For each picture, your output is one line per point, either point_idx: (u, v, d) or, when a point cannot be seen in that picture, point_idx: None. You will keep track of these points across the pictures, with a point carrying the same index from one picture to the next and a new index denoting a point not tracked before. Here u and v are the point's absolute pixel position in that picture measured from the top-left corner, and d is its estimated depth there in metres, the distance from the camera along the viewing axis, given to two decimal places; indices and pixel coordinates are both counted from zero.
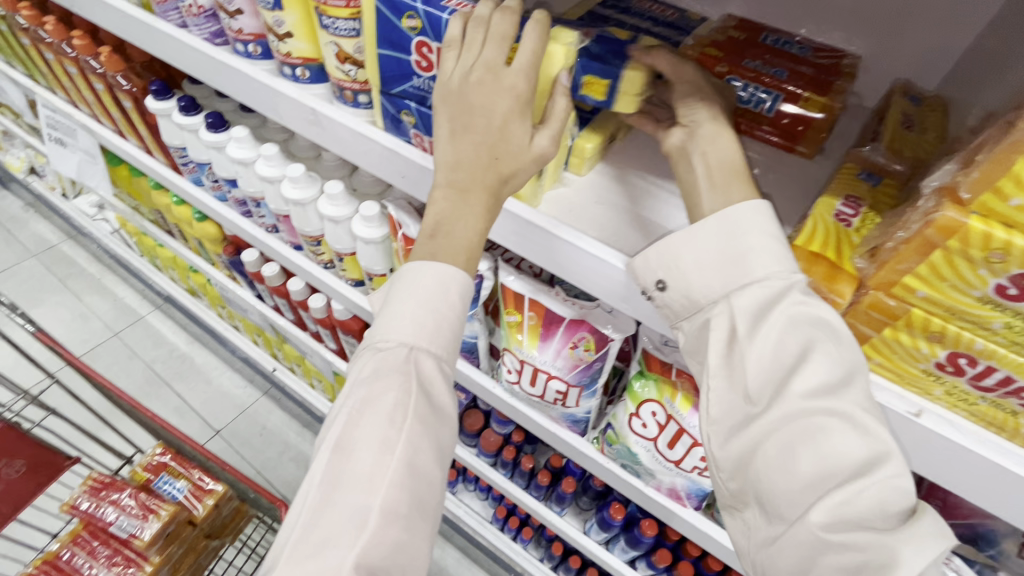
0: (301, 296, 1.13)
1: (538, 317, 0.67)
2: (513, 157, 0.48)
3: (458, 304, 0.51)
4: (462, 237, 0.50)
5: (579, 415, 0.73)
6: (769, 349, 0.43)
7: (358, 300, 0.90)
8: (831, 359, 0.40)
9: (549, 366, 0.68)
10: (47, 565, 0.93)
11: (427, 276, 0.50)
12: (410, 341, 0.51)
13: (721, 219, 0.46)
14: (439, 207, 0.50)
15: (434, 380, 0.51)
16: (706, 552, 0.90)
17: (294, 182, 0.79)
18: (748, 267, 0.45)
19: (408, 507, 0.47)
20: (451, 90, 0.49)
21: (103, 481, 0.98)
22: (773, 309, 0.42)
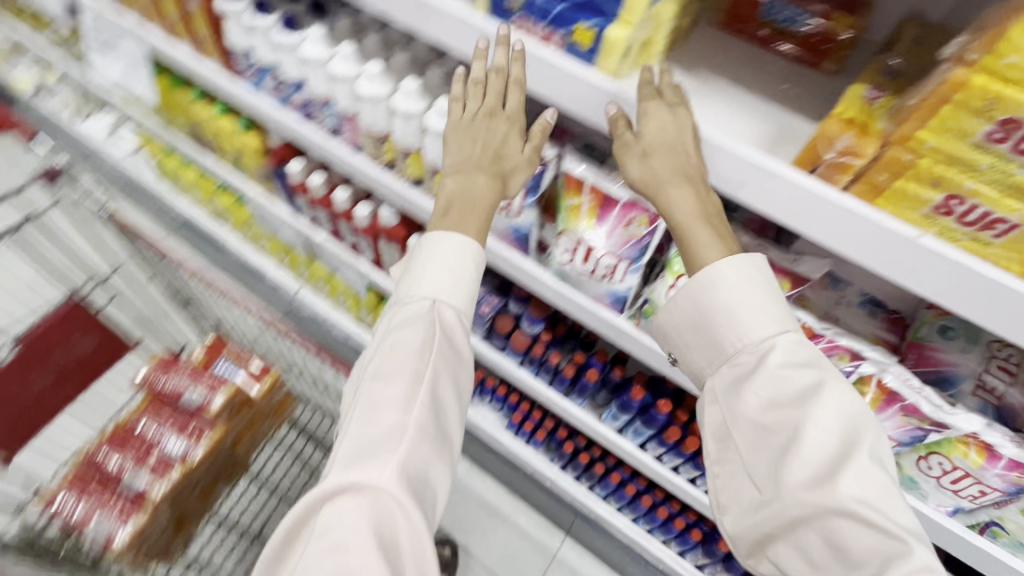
0: (346, 205, 1.22)
1: (596, 200, 0.79)
2: (511, 164, 0.77)
3: (473, 268, 0.72)
4: (477, 211, 0.75)
5: (620, 292, 0.84)
6: (768, 433, 0.64)
7: (416, 200, 0.96)
8: (815, 440, 0.60)
9: (603, 244, 0.80)
10: (121, 431, 1.03)
11: (448, 243, 0.72)
12: (433, 296, 0.71)
13: (700, 313, 0.69)
14: (451, 188, 0.76)
15: (452, 327, 0.71)
16: None
17: (371, 78, 0.89)
18: (727, 350, 0.68)
19: (432, 427, 0.66)
20: (463, 123, 0.77)
21: (171, 359, 1.09)
22: (751, 398, 0.65)
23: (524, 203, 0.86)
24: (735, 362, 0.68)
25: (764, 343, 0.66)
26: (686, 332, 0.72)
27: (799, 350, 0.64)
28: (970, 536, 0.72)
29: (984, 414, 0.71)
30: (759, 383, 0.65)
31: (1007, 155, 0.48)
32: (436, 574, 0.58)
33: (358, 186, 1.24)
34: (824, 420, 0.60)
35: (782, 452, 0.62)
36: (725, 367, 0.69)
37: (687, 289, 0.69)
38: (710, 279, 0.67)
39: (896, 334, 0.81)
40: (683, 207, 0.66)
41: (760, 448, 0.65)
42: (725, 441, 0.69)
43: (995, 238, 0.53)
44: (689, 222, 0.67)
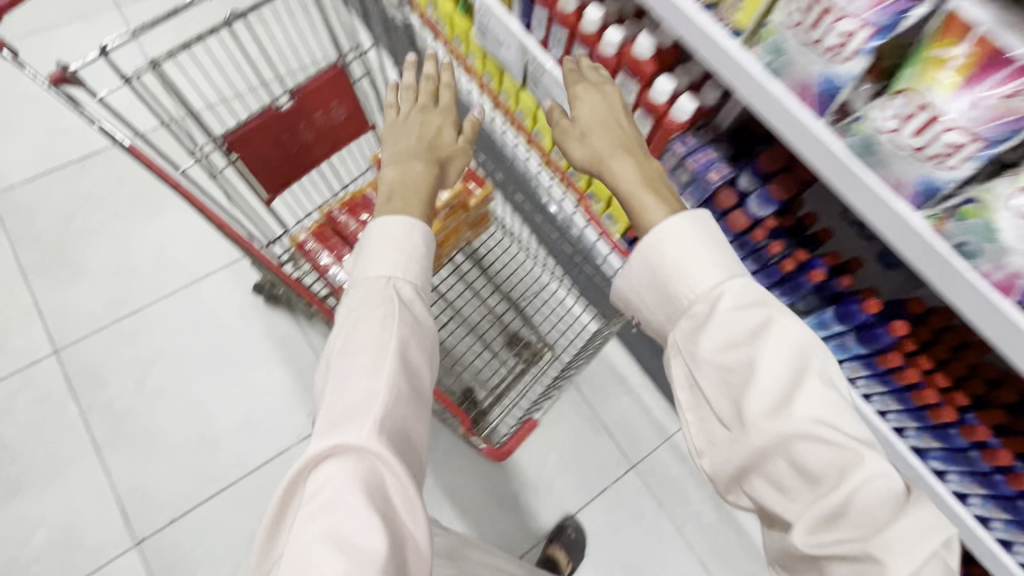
0: (594, 28, 1.12)
1: (980, 55, 0.63)
2: (445, 150, 1.09)
3: (420, 241, 0.91)
4: (409, 182, 1.01)
5: (939, 181, 0.71)
6: (729, 371, 0.73)
7: (702, 24, 0.81)
8: (771, 373, 0.69)
9: (960, 116, 0.66)
10: (359, 201, 1.17)
11: (392, 224, 0.92)
12: (389, 275, 0.87)
13: (659, 260, 0.81)
14: (392, 168, 1.04)
15: (409, 298, 0.87)
16: (938, 367, 0.95)
17: None
18: (682, 296, 0.80)
19: (401, 387, 0.78)
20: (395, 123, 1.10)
21: None
22: (703, 332, 0.75)
23: (865, 46, 0.71)
24: (691, 313, 0.78)
25: (715, 288, 0.76)
26: (649, 283, 0.84)
27: (743, 292, 0.75)
28: None
29: None
30: (714, 330, 0.74)
31: None
32: (419, 513, 0.70)
33: (613, 9, 1.13)
34: (773, 361, 0.70)
35: (744, 388, 0.72)
36: (683, 320, 0.79)
37: (637, 258, 0.84)
38: (658, 237, 0.82)
39: None
40: (629, 173, 0.96)
41: (725, 391, 0.74)
42: (694, 392, 0.79)
43: None
44: (634, 182, 0.96)
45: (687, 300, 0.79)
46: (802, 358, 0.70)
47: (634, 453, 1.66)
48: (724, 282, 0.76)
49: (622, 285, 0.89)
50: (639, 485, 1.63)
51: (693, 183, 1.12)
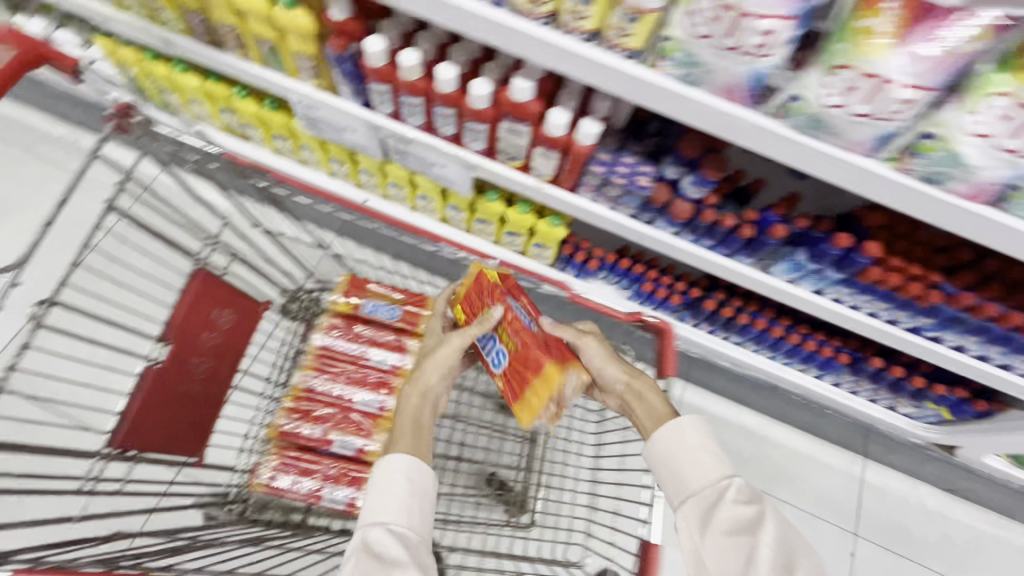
0: (451, 88, 0.99)
1: (905, 14, 0.60)
2: (440, 383, 0.85)
3: (397, 482, 0.73)
4: (410, 430, 0.78)
5: (890, 133, 0.70)
6: (733, 551, 0.72)
7: (602, 58, 0.76)
8: (752, 549, 0.71)
9: (904, 76, 0.63)
10: (301, 398, 0.93)
11: (387, 477, 0.74)
12: (367, 519, 0.71)
13: (664, 451, 0.82)
14: (408, 415, 0.81)
15: (380, 543, 0.69)
16: (912, 276, 1.00)
17: None
18: (691, 480, 0.79)
19: None
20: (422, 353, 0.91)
21: (343, 321, 0.98)
22: (707, 515, 0.76)
23: (787, 39, 0.65)
24: (695, 495, 0.78)
25: (723, 481, 0.78)
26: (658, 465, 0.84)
27: (744, 489, 0.77)
28: None
29: None
30: (721, 514, 0.75)
31: None
32: None
33: (460, 56, 0.99)
34: (754, 542, 0.71)
35: (748, 570, 0.70)
36: (691, 503, 0.79)
37: (654, 444, 0.84)
38: (665, 434, 0.83)
39: None
40: (657, 403, 0.88)
41: (720, 563, 0.73)
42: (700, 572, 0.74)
43: None
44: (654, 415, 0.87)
45: (693, 484, 0.79)
46: (782, 535, 0.72)
47: None
48: (723, 479, 0.78)
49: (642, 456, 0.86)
50: None
51: (628, 194, 1.10)
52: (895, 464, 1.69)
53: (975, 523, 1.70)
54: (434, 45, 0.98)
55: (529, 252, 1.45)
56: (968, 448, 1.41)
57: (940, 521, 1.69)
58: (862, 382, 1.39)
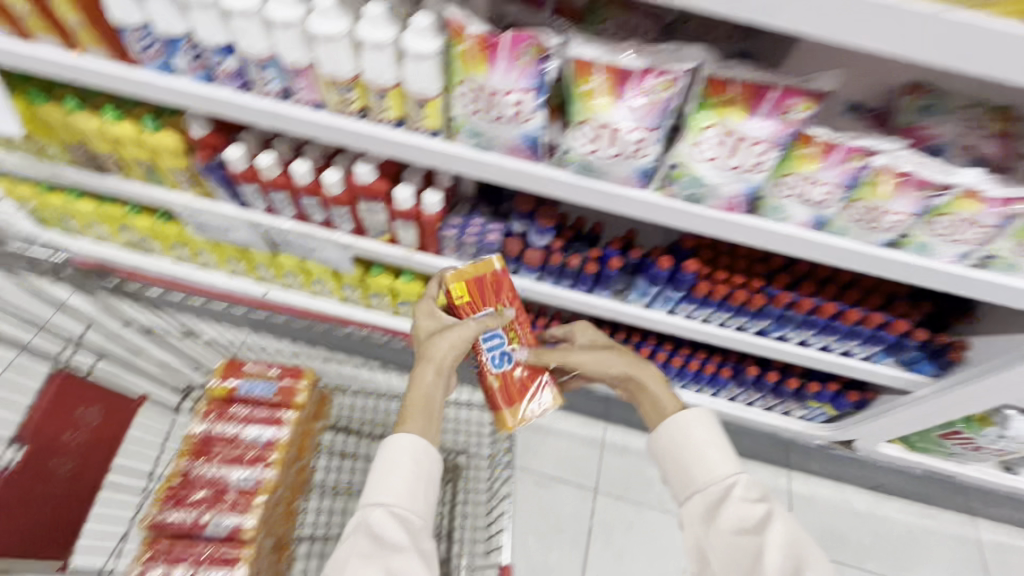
0: (308, 180, 1.12)
1: (611, 77, 0.76)
2: (451, 358, 0.90)
3: (406, 464, 0.79)
4: (429, 406, 0.85)
5: (647, 166, 0.86)
6: (737, 546, 0.76)
7: (407, 139, 0.91)
8: (755, 546, 0.75)
9: (626, 121, 0.79)
10: (176, 485, 0.96)
11: (400, 458, 0.80)
12: (373, 499, 0.77)
13: (670, 444, 0.88)
14: (427, 387, 0.86)
15: (382, 523, 0.75)
16: (735, 285, 1.14)
17: (322, 16, 0.78)
18: (696, 477, 0.84)
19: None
20: (423, 332, 0.96)
21: (220, 403, 1.04)
22: (713, 510, 0.81)
23: (534, 106, 0.80)
24: (703, 492, 0.83)
25: (730, 477, 0.82)
26: (661, 460, 0.90)
27: (750, 486, 0.81)
28: (967, 271, 0.88)
29: (976, 168, 0.83)
30: (728, 511, 0.79)
31: None
32: None
33: (313, 153, 1.13)
34: (758, 539, 0.75)
35: (752, 566, 0.73)
36: (697, 498, 0.83)
37: (664, 436, 0.89)
38: (672, 422, 0.89)
39: (882, 126, 0.89)
40: (658, 390, 0.95)
41: (724, 555, 0.77)
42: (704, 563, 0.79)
43: None
44: (658, 395, 0.95)
45: (701, 481, 0.84)
46: (789, 533, 0.75)
47: (587, 478, 1.69)
48: (730, 476, 0.82)
49: (652, 447, 0.92)
50: (611, 501, 1.66)
51: (485, 250, 1.22)
52: (816, 470, 1.75)
53: (902, 516, 1.75)
54: (288, 146, 1.12)
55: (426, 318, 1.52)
56: (862, 440, 1.49)
57: (870, 521, 1.73)
58: (749, 391, 1.49)
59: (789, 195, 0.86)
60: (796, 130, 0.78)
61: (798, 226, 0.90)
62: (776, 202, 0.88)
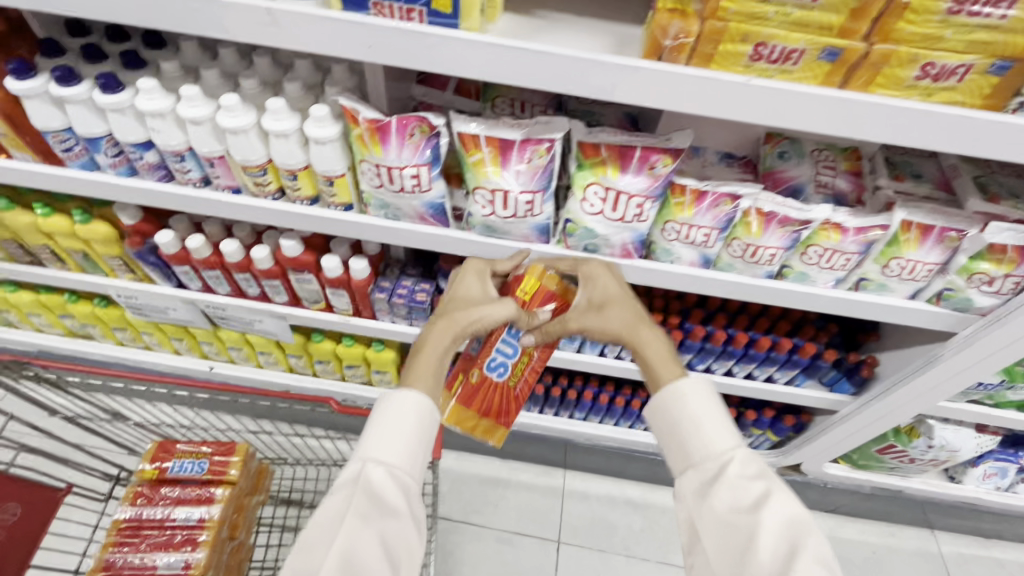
0: (238, 257, 1.16)
1: (495, 148, 0.85)
2: (464, 323, 0.84)
3: (409, 420, 0.74)
4: (427, 370, 0.80)
5: (543, 223, 0.94)
6: (729, 527, 0.69)
7: (321, 213, 0.97)
8: (754, 532, 0.67)
9: (514, 185, 0.87)
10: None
11: (399, 412, 0.75)
12: (365, 457, 0.72)
13: (666, 414, 0.79)
14: (427, 346, 0.81)
15: (378, 483, 0.70)
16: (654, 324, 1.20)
17: (229, 111, 0.85)
18: (691, 450, 0.76)
19: (343, 543, 0.66)
20: (450, 293, 0.90)
21: (149, 488, 1.03)
22: (709, 487, 0.72)
23: (431, 178, 0.88)
24: (699, 467, 0.75)
25: (726, 454, 0.74)
26: (657, 432, 0.81)
27: (748, 463, 0.73)
28: (843, 293, 0.97)
29: (832, 204, 0.93)
30: (722, 491, 0.71)
31: (761, 68, 0.70)
32: None
33: (243, 231, 1.18)
34: (756, 519, 0.67)
35: (749, 547, 0.66)
36: (694, 473, 0.75)
37: (661, 408, 0.80)
38: (677, 391, 0.79)
39: (750, 173, 0.99)
40: (647, 353, 0.85)
41: (715, 537, 0.69)
42: (697, 543, 0.71)
43: (852, 81, 0.70)
44: (657, 371, 0.83)
45: (697, 454, 0.75)
46: (790, 512, 0.68)
47: (550, 529, 1.67)
48: (730, 452, 0.74)
49: (647, 422, 0.83)
50: (575, 550, 1.64)
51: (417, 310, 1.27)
52: None
53: (865, 537, 1.76)
54: (217, 227, 1.18)
55: (373, 379, 1.54)
56: (807, 463, 1.53)
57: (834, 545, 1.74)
58: None
59: (674, 238, 0.94)
60: (666, 181, 0.88)
61: (690, 266, 0.97)
62: (666, 245, 0.96)
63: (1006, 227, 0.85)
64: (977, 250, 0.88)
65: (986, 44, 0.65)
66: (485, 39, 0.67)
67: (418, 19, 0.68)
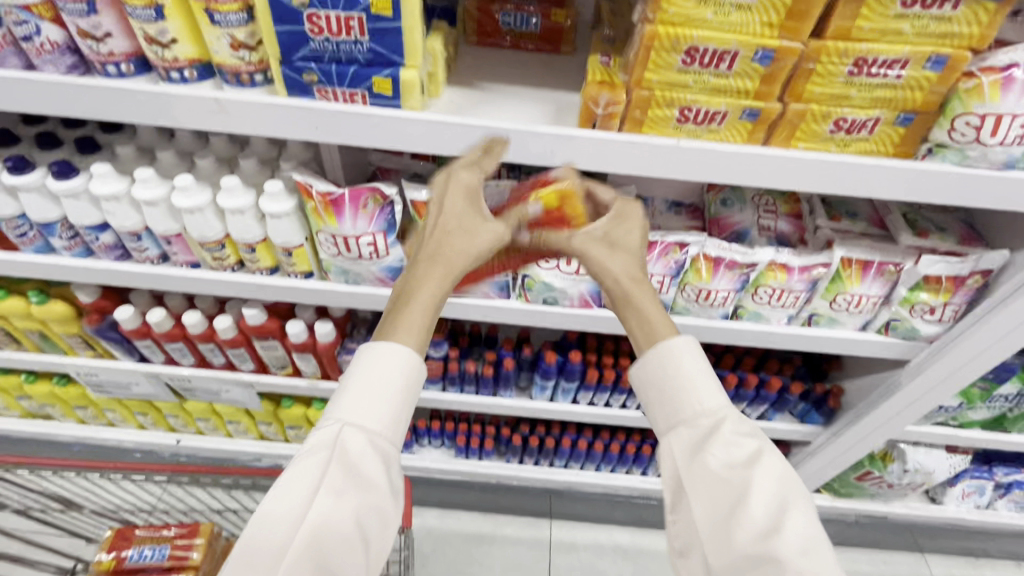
0: (200, 328, 1.15)
1: None
2: (454, 261, 0.67)
3: (395, 383, 0.63)
4: (409, 320, 0.65)
5: (501, 279, 0.96)
6: (721, 484, 0.63)
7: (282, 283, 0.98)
8: (750, 492, 0.61)
9: None
10: None
11: (378, 369, 0.63)
12: (341, 422, 0.62)
13: (660, 362, 0.70)
14: (411, 288, 0.66)
15: (358, 452, 0.61)
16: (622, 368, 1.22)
17: (184, 191, 0.86)
18: (683, 404, 0.68)
19: (315, 519, 0.58)
20: (437, 206, 0.71)
21: None
22: (700, 445, 0.66)
23: (388, 243, 0.90)
24: (691, 424, 0.67)
25: (719, 412, 0.67)
26: (646, 381, 0.71)
27: (740, 420, 0.67)
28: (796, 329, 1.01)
29: (776, 245, 0.98)
30: (715, 448, 0.65)
31: (688, 130, 0.74)
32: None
33: (206, 302, 1.18)
34: (749, 478, 0.62)
35: (739, 505, 0.61)
36: (683, 429, 0.68)
37: (651, 361, 0.70)
38: (670, 347, 0.70)
39: (698, 219, 1.04)
40: (648, 307, 0.72)
41: (704, 495, 0.64)
42: (681, 499, 0.66)
43: (773, 137, 0.74)
44: (645, 327, 0.72)
45: (690, 409, 0.68)
46: (779, 472, 0.63)
47: None
48: (724, 411, 0.67)
49: (635, 373, 0.72)
50: None
51: None
52: None
53: (857, 566, 1.74)
54: (179, 299, 1.17)
55: None
56: None
57: None
58: None
59: None
60: None
61: None
62: None
63: (938, 259, 0.89)
64: (914, 281, 0.92)
65: (889, 100, 0.71)
66: (427, 116, 0.70)
67: (361, 101, 0.70)
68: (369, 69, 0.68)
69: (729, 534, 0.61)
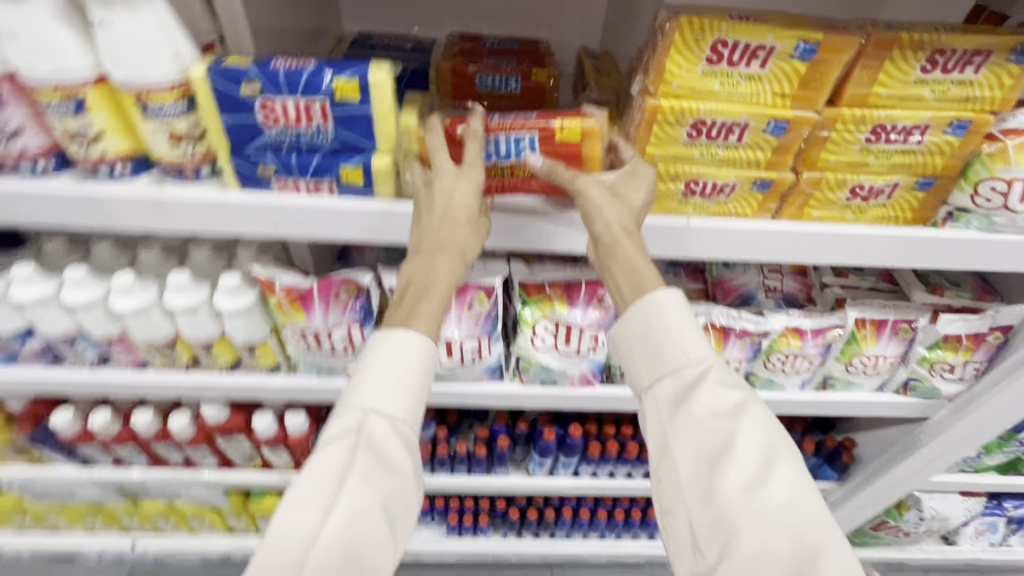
0: (152, 428, 1.01)
1: None
2: (458, 243, 0.57)
3: (418, 367, 0.56)
4: (429, 307, 0.57)
5: (493, 363, 0.85)
6: (709, 431, 0.54)
7: (243, 381, 0.85)
8: (745, 437, 0.52)
9: (457, 332, 0.80)
10: None
11: (393, 347, 0.56)
12: (365, 406, 0.54)
13: (646, 311, 0.58)
14: (420, 272, 0.57)
15: (387, 440, 0.54)
16: (625, 439, 1.13)
17: (124, 292, 0.75)
18: (668, 356, 0.57)
19: (342, 514, 0.50)
20: (426, 178, 0.59)
21: None
22: (687, 397, 0.56)
23: (365, 336, 0.79)
24: (676, 375, 0.57)
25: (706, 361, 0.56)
26: (630, 336, 0.60)
27: (725, 369, 0.56)
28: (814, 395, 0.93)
29: (784, 307, 0.92)
30: (701, 396, 0.55)
31: (694, 204, 0.67)
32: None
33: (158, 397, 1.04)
34: (745, 426, 0.53)
35: (724, 456, 0.52)
36: (668, 381, 0.57)
37: (636, 314, 0.58)
38: (656, 300, 0.58)
39: (699, 280, 0.98)
40: (636, 258, 0.58)
41: (688, 443, 0.54)
42: (665, 453, 0.56)
43: (785, 207, 0.68)
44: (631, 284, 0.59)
45: (675, 362, 0.57)
46: (772, 419, 0.54)
47: None
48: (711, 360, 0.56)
49: (616, 329, 0.61)
50: None
51: None
52: None
53: None
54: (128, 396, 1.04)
55: None
56: None
57: None
58: None
59: None
60: None
61: None
62: None
63: (955, 318, 0.85)
64: (932, 340, 0.87)
65: (907, 166, 0.65)
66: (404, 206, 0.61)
67: (327, 191, 0.61)
68: (335, 156, 0.59)
69: (712, 482, 0.52)
